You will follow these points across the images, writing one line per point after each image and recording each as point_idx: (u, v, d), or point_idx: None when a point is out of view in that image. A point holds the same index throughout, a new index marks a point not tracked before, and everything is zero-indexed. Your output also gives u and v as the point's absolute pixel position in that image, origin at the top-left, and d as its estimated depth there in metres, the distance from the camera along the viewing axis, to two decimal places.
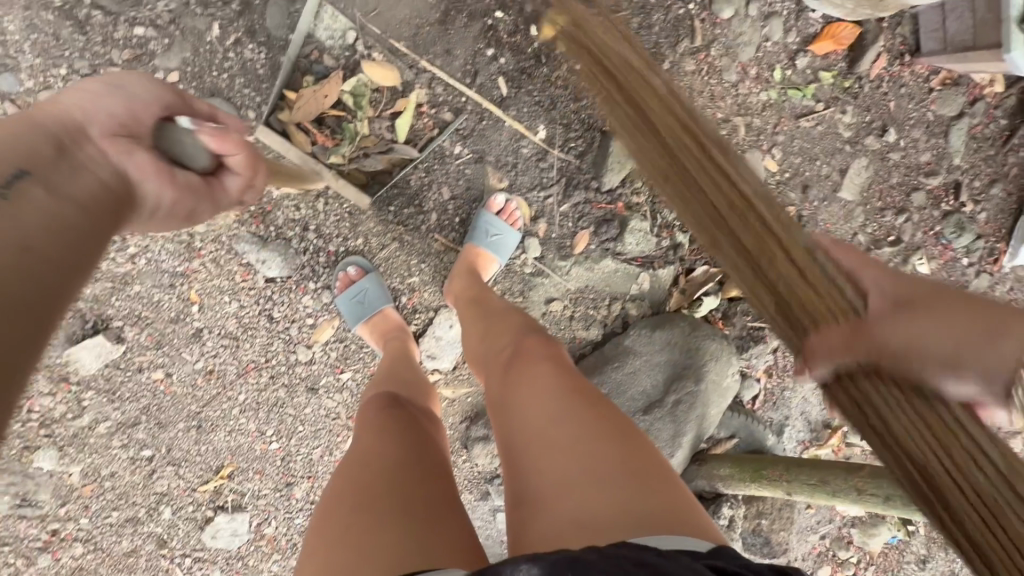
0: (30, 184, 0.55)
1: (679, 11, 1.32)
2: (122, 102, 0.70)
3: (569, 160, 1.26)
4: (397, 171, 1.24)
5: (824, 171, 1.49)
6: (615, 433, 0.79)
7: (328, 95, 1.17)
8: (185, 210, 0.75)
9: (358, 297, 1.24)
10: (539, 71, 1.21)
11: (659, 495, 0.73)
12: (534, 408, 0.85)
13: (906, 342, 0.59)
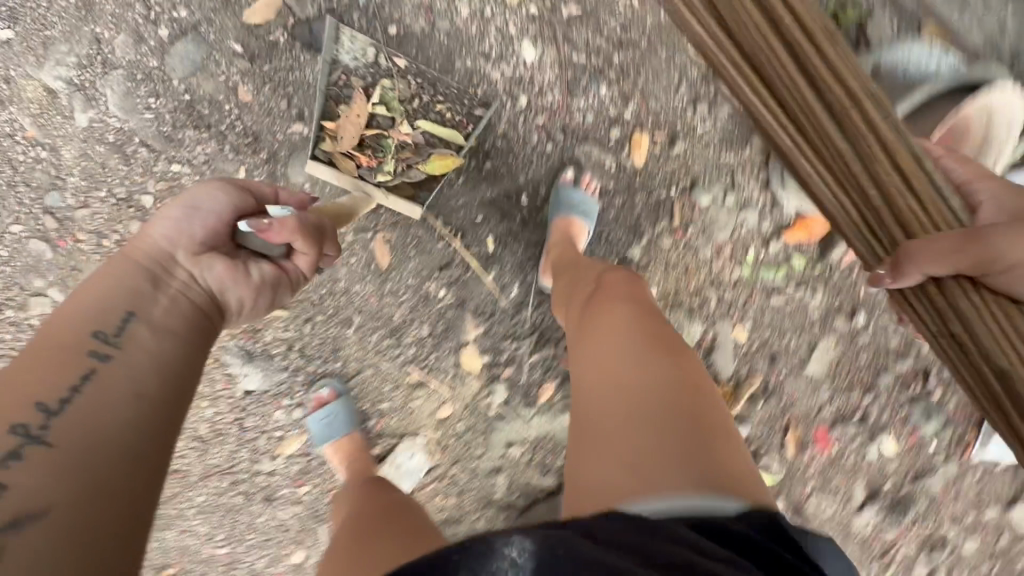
0: (136, 328, 0.80)
1: (662, 195, 1.41)
2: (196, 220, 0.90)
3: (542, 317, 1.36)
4: (440, 175, 1.30)
5: (791, 345, 1.56)
6: (683, 414, 0.83)
7: (360, 115, 1.24)
8: (268, 300, 0.96)
9: (327, 419, 1.31)
10: (524, 234, 1.34)
11: (690, 408, 0.84)
12: (608, 346, 0.92)
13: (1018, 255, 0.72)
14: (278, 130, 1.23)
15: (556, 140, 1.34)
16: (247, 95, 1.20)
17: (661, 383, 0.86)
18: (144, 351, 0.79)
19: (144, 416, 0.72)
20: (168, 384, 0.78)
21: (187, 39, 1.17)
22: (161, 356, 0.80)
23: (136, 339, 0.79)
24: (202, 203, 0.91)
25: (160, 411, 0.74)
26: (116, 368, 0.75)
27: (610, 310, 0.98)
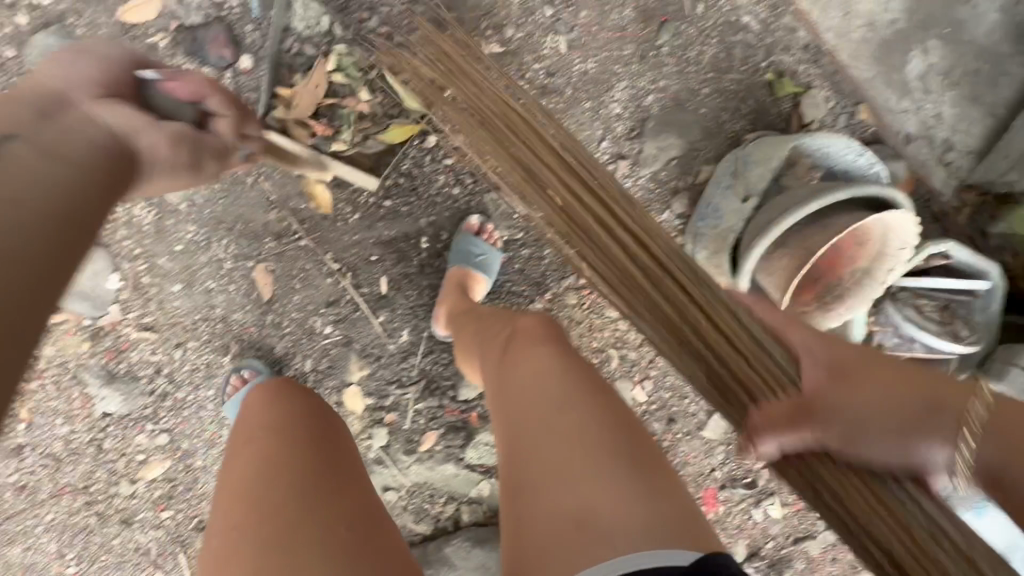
0: (17, 146, 0.65)
1: None
2: (86, 67, 0.79)
3: (431, 365, 1.31)
4: (399, 147, 1.23)
5: (691, 408, 1.53)
6: (635, 454, 0.71)
7: (319, 84, 1.16)
8: (190, 162, 0.84)
9: (244, 402, 1.20)
10: (421, 279, 1.29)
11: (856, 355, 0.71)
12: (531, 393, 0.81)
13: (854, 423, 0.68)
14: None
15: (464, 184, 1.27)
16: None
17: (829, 364, 0.71)
18: (33, 176, 0.64)
19: (31, 248, 0.57)
20: (64, 213, 0.63)
21: (50, 31, 1.04)
22: (61, 192, 0.64)
23: (19, 156, 0.64)
24: (86, 62, 0.80)
25: (53, 238, 0.60)
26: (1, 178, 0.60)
27: (526, 354, 0.89)
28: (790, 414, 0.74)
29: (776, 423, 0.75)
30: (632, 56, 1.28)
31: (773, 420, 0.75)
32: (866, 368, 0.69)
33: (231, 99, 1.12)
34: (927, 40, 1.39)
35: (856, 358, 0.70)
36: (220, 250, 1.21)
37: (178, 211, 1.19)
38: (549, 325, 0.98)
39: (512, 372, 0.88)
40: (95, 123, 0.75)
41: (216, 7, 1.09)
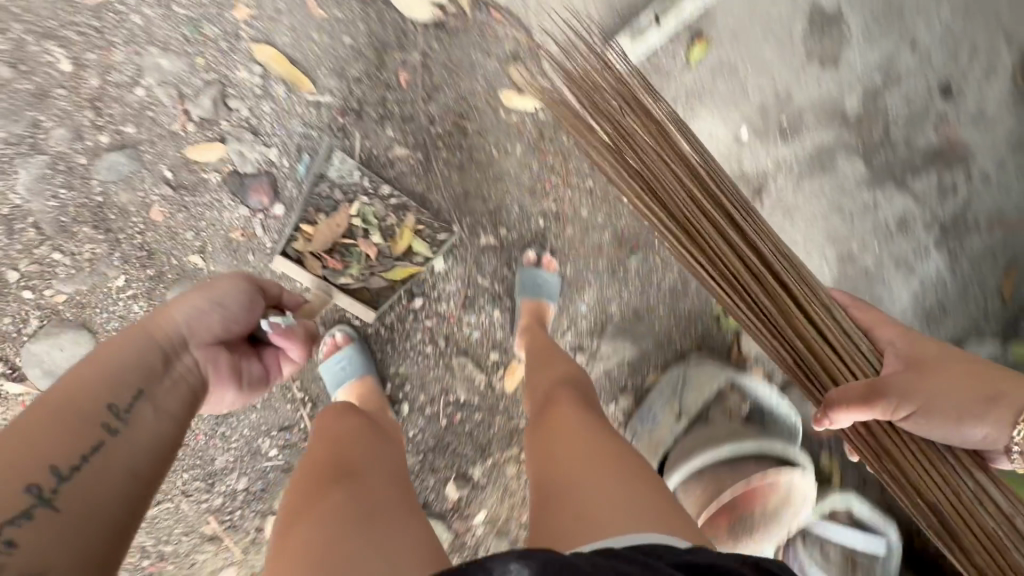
0: (142, 407, 0.83)
1: (519, 423, 1.45)
2: (216, 316, 0.94)
3: None
4: (400, 285, 1.37)
5: None
6: (619, 454, 0.90)
7: (339, 224, 1.33)
8: (255, 387, 1.03)
9: (339, 363, 1.31)
10: None
11: (931, 349, 0.92)
12: (562, 425, 0.98)
13: (925, 400, 0.88)
14: (173, 255, 1.26)
15: (437, 345, 1.40)
16: (160, 216, 1.25)
17: (908, 354, 0.93)
18: (142, 435, 0.82)
19: (130, 508, 0.75)
20: (152, 467, 0.81)
21: (123, 152, 1.23)
22: (153, 443, 0.84)
23: (135, 421, 0.82)
24: (223, 297, 0.95)
25: (143, 491, 0.78)
26: (118, 444, 0.79)
27: (558, 395, 1.07)
28: (852, 393, 0.91)
29: (849, 402, 0.91)
30: (604, 269, 1.50)
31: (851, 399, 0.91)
32: (938, 366, 0.90)
33: (256, 236, 1.29)
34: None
35: (931, 354, 0.91)
36: None
37: None
38: (580, 375, 1.16)
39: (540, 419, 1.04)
40: (198, 373, 0.92)
41: (267, 162, 1.28)
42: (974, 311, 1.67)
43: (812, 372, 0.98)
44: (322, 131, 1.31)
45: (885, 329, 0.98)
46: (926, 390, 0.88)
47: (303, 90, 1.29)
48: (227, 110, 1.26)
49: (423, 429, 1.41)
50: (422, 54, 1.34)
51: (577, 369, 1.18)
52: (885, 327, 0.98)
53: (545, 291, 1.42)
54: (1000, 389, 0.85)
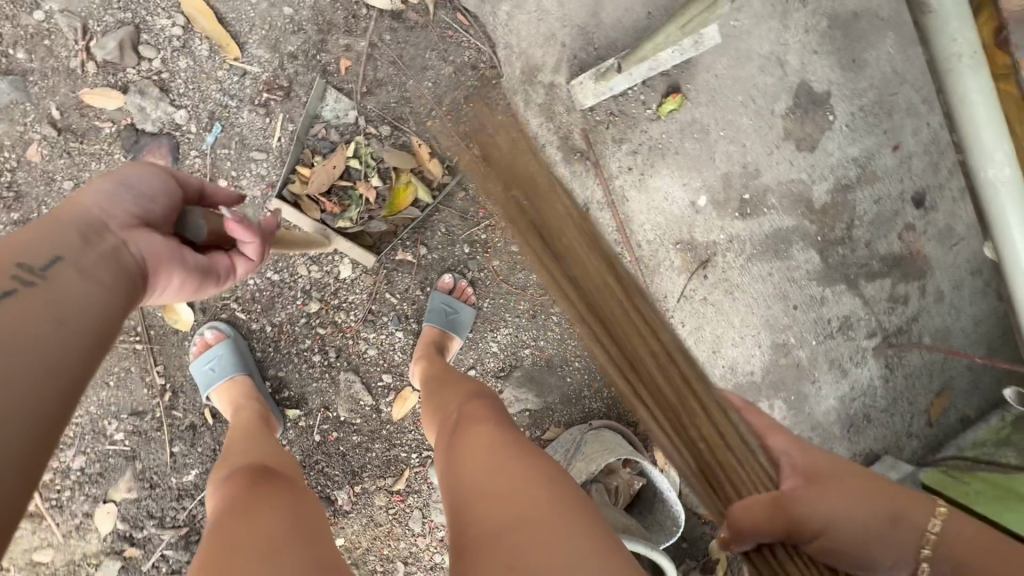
0: (61, 269, 0.59)
1: (399, 453, 1.35)
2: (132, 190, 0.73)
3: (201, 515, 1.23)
4: (403, 232, 1.30)
5: None
6: (547, 479, 0.71)
7: (336, 165, 1.23)
8: (201, 283, 0.79)
9: (209, 364, 1.20)
10: None
11: (827, 464, 0.66)
12: (470, 455, 0.78)
13: (822, 524, 0.61)
14: (43, 203, 1.13)
15: (326, 356, 1.30)
16: (36, 158, 1.12)
17: (800, 460, 0.67)
18: (70, 299, 0.58)
19: (54, 371, 0.53)
20: (95, 333, 0.59)
21: (7, 79, 1.10)
22: (97, 313, 0.60)
23: (60, 283, 0.58)
24: (134, 172, 0.74)
25: (80, 361, 0.56)
26: (41, 296, 0.56)
27: (472, 418, 0.87)
28: (757, 512, 0.62)
29: (754, 521, 0.62)
30: (525, 311, 1.40)
31: (754, 521, 0.62)
32: (827, 474, 0.65)
33: None
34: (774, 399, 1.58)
35: (829, 464, 0.65)
36: None
37: None
38: (490, 397, 0.95)
39: (451, 453, 0.82)
40: (132, 250, 0.67)
41: (172, 124, 1.16)
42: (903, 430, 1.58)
43: (711, 474, 0.72)
44: (241, 103, 1.19)
45: (774, 437, 0.70)
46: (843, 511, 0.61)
47: (229, 55, 1.17)
48: (136, 57, 1.13)
49: (292, 440, 1.31)
50: (369, 44, 1.23)
51: (490, 391, 0.97)
52: (777, 433, 0.71)
53: (455, 322, 1.32)
54: (900, 506, 0.63)
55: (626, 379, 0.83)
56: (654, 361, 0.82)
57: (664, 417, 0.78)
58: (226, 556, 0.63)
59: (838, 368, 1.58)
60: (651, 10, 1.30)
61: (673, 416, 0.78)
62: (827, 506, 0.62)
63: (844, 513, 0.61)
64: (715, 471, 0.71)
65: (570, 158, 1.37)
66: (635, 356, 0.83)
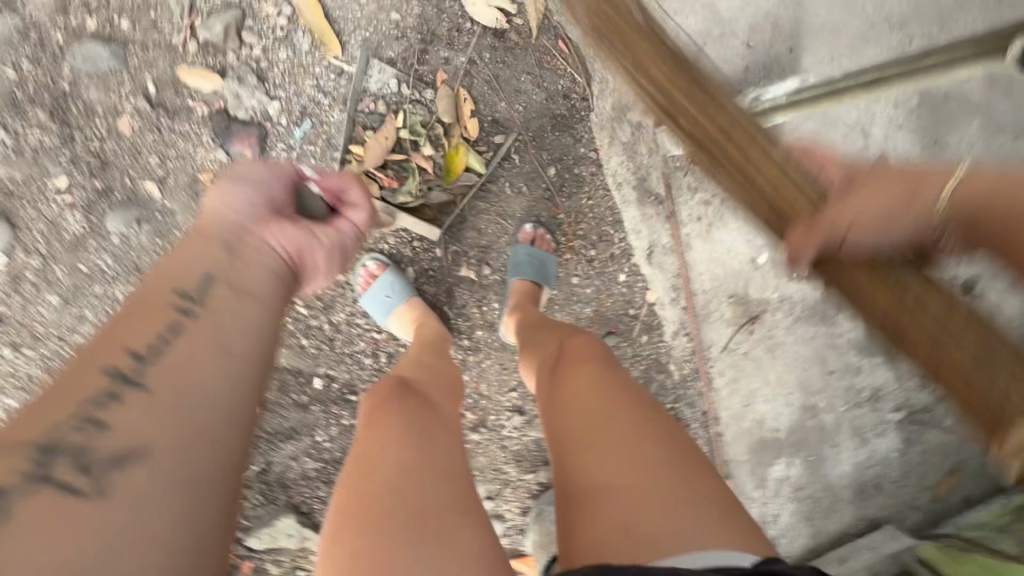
0: (218, 290, 0.65)
1: None
2: (257, 191, 0.77)
3: (240, 496, 1.29)
4: (461, 199, 1.27)
5: None
6: (655, 434, 0.74)
7: (387, 138, 1.20)
8: (341, 258, 0.84)
9: (383, 291, 1.25)
10: (284, 417, 1.29)
11: (884, 175, 0.81)
12: (583, 399, 0.81)
13: (854, 216, 0.77)
14: (127, 176, 1.13)
15: (377, 360, 1.32)
16: (127, 129, 1.12)
17: (846, 175, 0.81)
18: (225, 316, 0.64)
19: (220, 406, 0.56)
20: (250, 351, 0.63)
21: (106, 45, 1.08)
22: (252, 332, 0.65)
23: (215, 304, 0.64)
24: (257, 174, 0.79)
25: (239, 368, 0.61)
26: (200, 326, 0.61)
27: (574, 360, 0.90)
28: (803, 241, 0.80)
29: (806, 235, 0.80)
30: None
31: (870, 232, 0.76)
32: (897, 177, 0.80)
33: None
34: (795, 459, 1.42)
35: (868, 170, 0.81)
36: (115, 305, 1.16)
37: (108, 243, 1.14)
38: (602, 348, 0.94)
39: (560, 386, 0.87)
40: (273, 248, 0.74)
41: (263, 114, 1.15)
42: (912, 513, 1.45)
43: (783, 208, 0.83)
44: (334, 101, 1.18)
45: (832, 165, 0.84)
46: (880, 227, 0.77)
47: (329, 52, 1.16)
48: (238, 42, 1.12)
49: (332, 439, 1.31)
50: (469, 60, 1.22)
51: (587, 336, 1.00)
52: (830, 163, 0.85)
53: (543, 273, 1.29)
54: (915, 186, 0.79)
55: (762, 177, 0.84)
56: (778, 186, 0.82)
57: (719, 144, 0.88)
58: (369, 464, 0.71)
59: (858, 436, 1.36)
60: (749, 63, 1.25)
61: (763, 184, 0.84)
62: (865, 201, 0.77)
63: (867, 239, 0.76)
64: (787, 222, 0.82)
65: (644, 201, 1.31)
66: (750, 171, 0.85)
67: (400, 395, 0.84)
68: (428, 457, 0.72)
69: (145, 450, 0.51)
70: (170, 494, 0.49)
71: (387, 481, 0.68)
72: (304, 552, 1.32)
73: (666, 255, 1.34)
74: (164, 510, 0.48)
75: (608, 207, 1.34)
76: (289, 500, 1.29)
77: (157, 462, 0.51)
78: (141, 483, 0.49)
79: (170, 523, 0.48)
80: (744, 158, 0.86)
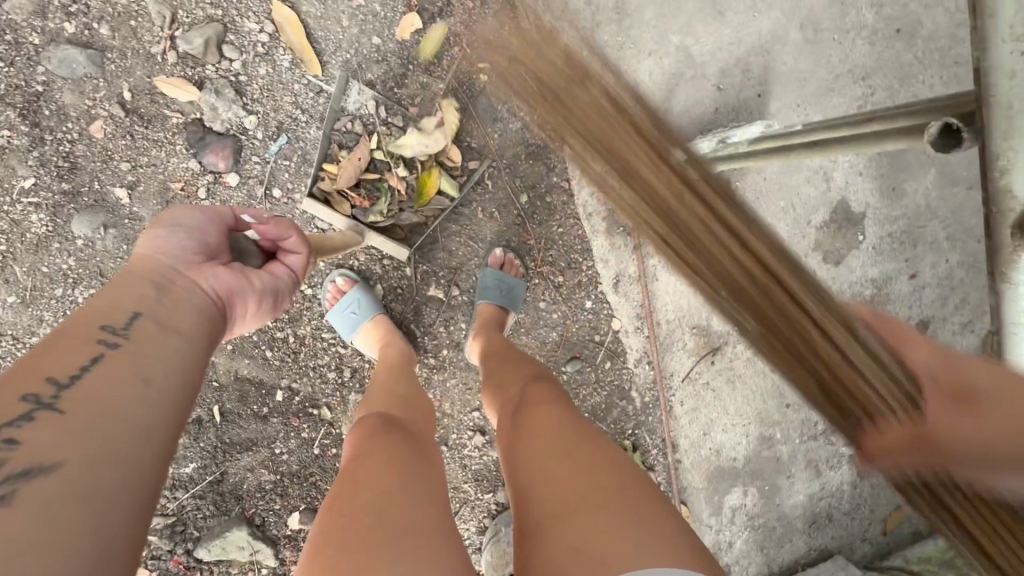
0: (145, 324, 0.62)
1: None
2: (188, 233, 0.74)
3: (193, 507, 1.27)
4: (432, 221, 1.29)
5: None
6: (612, 468, 0.71)
7: (360, 158, 1.21)
8: (269, 304, 0.83)
9: (349, 308, 1.26)
10: (243, 427, 1.29)
11: (968, 368, 0.49)
12: (544, 433, 0.78)
13: (1011, 429, 0.44)
14: (97, 180, 1.13)
15: (341, 375, 1.32)
16: (99, 133, 1.13)
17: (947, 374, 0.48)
18: (155, 350, 0.61)
19: (143, 433, 0.53)
20: (175, 384, 0.60)
21: (85, 51, 1.10)
22: (177, 366, 0.62)
23: (140, 337, 0.61)
24: (183, 217, 0.75)
25: (166, 400, 0.58)
26: (125, 356, 0.58)
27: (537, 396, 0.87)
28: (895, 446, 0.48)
29: (892, 448, 0.48)
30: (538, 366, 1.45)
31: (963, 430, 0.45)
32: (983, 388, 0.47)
33: (196, 195, 1.17)
34: (749, 488, 1.41)
35: (985, 383, 0.47)
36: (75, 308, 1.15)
37: (71, 246, 1.13)
38: (553, 384, 0.93)
39: (521, 420, 0.83)
40: (202, 290, 0.71)
41: (239, 127, 1.17)
42: (859, 542, 1.44)
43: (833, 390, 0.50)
44: (311, 118, 1.20)
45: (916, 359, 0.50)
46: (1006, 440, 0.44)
47: (309, 71, 1.18)
48: (218, 56, 1.15)
49: (291, 452, 1.31)
50: (447, 86, 1.24)
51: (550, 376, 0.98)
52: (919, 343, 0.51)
53: (511, 297, 1.32)
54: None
55: (695, 259, 0.53)
56: (749, 274, 0.51)
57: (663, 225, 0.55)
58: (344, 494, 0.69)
59: (812, 467, 1.41)
60: (720, 105, 1.20)
61: (796, 328, 0.50)
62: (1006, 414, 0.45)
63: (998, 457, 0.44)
64: (844, 393, 0.50)
65: (612, 232, 1.35)
66: (717, 263, 0.52)
67: (367, 433, 0.83)
68: (380, 494, 0.68)
69: (58, 466, 0.47)
70: (82, 511, 0.45)
71: (370, 511, 0.65)
72: (255, 565, 1.31)
73: (632, 284, 1.38)
74: (75, 531, 0.44)
75: (577, 235, 1.37)
76: (242, 512, 1.29)
77: (74, 478, 0.46)
78: (47, 497, 0.44)
79: (79, 544, 0.43)
80: (710, 243, 0.52)
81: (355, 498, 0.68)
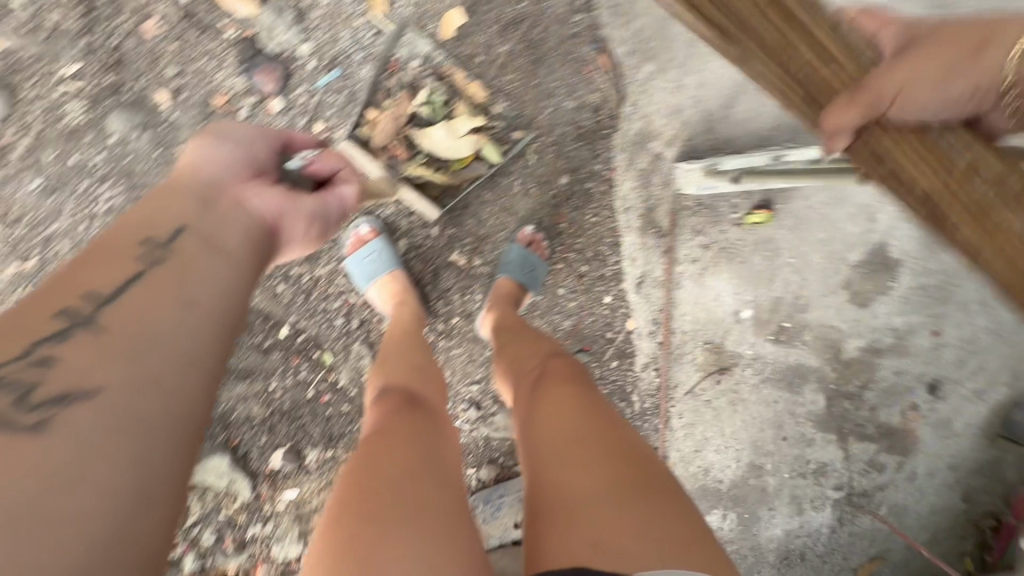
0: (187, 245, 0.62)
1: None
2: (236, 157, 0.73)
3: None
4: (467, 186, 1.26)
5: None
6: (625, 456, 0.68)
7: (402, 113, 1.19)
8: (319, 231, 0.82)
9: (367, 256, 1.24)
10: (243, 356, 1.28)
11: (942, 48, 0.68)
12: (563, 418, 0.75)
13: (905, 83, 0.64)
14: (140, 79, 1.11)
15: (348, 323, 1.30)
16: (151, 31, 1.10)
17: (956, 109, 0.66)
18: (200, 275, 0.61)
19: (183, 359, 0.53)
20: (217, 312, 0.59)
21: None
22: (220, 289, 0.61)
23: (183, 261, 0.61)
24: (239, 141, 0.75)
25: (205, 322, 0.57)
26: (164, 275, 0.58)
27: (558, 380, 0.85)
28: (843, 123, 0.63)
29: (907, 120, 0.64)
30: None
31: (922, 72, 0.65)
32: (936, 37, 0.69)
33: (237, 114, 1.14)
34: (731, 512, 1.40)
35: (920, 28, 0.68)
36: (98, 204, 1.13)
37: (103, 141, 1.11)
38: (576, 364, 0.91)
39: (539, 403, 0.81)
40: (248, 210, 0.71)
41: (293, 53, 1.14)
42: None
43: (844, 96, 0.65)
44: (366, 58, 1.17)
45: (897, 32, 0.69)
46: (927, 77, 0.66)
47: (373, 8, 1.15)
48: None
49: (285, 390, 1.29)
50: (508, 52, 1.21)
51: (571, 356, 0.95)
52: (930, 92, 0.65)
53: (532, 277, 1.28)
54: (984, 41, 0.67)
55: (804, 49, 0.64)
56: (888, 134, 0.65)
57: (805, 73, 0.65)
58: (366, 464, 0.68)
59: (796, 504, 1.37)
60: None
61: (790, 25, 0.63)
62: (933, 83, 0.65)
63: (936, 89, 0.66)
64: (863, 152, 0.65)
65: (645, 230, 1.32)
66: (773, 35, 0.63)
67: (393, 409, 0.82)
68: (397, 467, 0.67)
69: (97, 391, 0.48)
70: (114, 435, 0.46)
71: (390, 479, 0.64)
72: (230, 495, 1.30)
73: (655, 287, 1.35)
74: (109, 458, 0.45)
75: (610, 227, 1.33)
76: (227, 440, 1.28)
77: (108, 404, 0.47)
78: (82, 425, 0.46)
79: (114, 473, 0.45)
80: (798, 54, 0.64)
81: (380, 468, 0.66)
